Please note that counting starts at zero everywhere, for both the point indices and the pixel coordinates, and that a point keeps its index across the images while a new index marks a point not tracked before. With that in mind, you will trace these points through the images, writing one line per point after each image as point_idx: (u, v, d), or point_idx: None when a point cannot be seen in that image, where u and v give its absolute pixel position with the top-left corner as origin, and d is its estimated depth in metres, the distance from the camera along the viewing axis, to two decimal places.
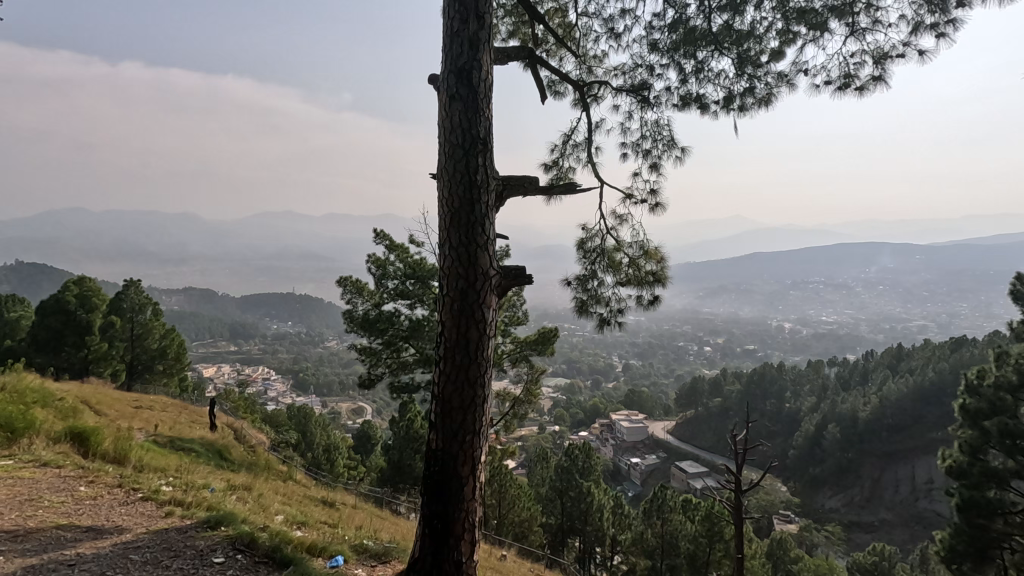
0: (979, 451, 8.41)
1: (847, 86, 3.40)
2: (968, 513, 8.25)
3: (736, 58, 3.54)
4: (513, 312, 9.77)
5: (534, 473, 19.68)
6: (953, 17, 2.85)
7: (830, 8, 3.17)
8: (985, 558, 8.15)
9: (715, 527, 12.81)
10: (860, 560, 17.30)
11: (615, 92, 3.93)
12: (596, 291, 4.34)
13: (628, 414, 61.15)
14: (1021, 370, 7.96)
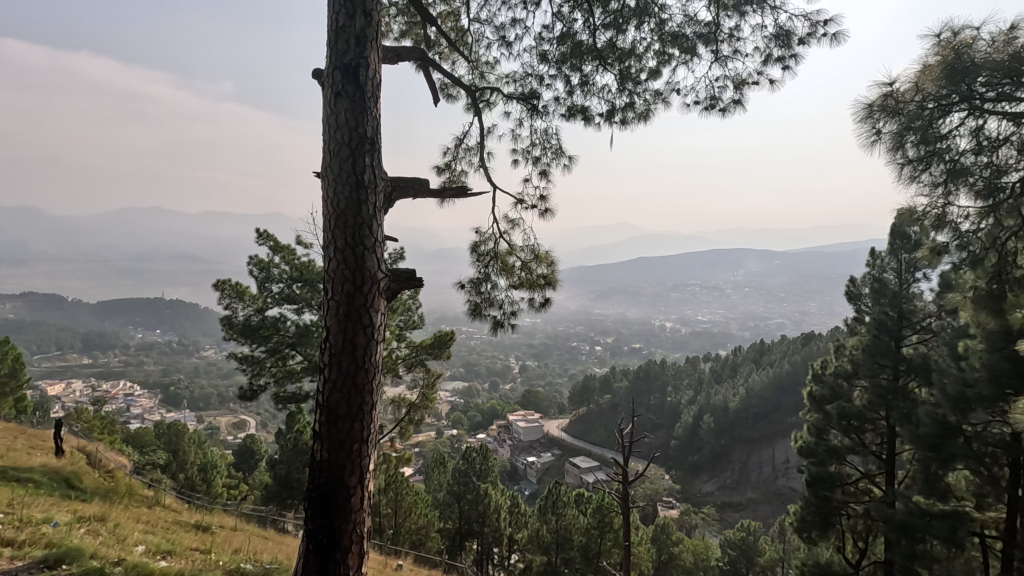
0: (822, 432, 9.60)
1: (712, 107, 3.74)
2: (816, 487, 9.39)
3: (618, 73, 3.77)
4: (408, 316, 9.59)
5: (432, 478, 19.37)
6: (795, 52, 3.25)
7: (698, 35, 3.49)
8: (828, 524, 9.35)
9: (605, 518, 13.53)
10: (730, 537, 19.04)
11: (506, 99, 4.01)
12: (489, 294, 4.38)
13: (525, 414, 62.36)
14: (854, 360, 9.25)
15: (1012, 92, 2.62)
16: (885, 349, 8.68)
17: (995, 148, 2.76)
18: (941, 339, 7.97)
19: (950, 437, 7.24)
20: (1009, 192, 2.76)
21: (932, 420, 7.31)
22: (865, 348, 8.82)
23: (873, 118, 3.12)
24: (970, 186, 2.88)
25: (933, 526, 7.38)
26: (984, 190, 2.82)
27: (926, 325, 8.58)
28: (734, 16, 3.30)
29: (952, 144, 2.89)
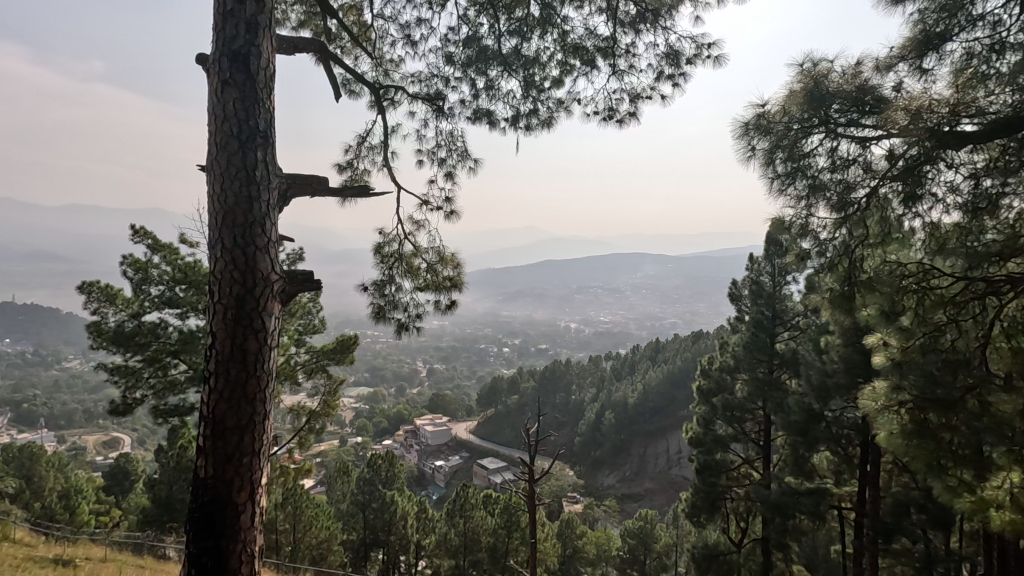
0: (709, 423, 10.38)
1: (611, 117, 3.94)
2: (704, 474, 10.15)
3: (523, 80, 3.86)
4: (307, 320, 9.13)
5: (334, 489, 18.57)
6: (683, 71, 3.51)
7: (597, 48, 3.66)
8: (714, 507, 10.14)
9: (512, 517, 13.72)
10: (629, 526, 20.04)
11: (411, 98, 3.95)
12: (393, 297, 4.29)
13: (433, 418, 61.66)
14: (736, 355, 10.10)
15: (860, 119, 2.96)
16: (762, 345, 9.59)
17: (847, 167, 3.11)
18: (807, 335, 8.92)
19: (813, 422, 8.15)
20: (858, 207, 3.11)
21: (800, 407, 8.18)
22: (746, 344, 9.68)
23: (748, 136, 3.37)
24: (827, 201, 3.21)
25: (800, 503, 8.26)
26: (836, 204, 3.17)
27: (795, 323, 9.58)
28: (631, 33, 3.50)
29: (812, 162, 3.21)
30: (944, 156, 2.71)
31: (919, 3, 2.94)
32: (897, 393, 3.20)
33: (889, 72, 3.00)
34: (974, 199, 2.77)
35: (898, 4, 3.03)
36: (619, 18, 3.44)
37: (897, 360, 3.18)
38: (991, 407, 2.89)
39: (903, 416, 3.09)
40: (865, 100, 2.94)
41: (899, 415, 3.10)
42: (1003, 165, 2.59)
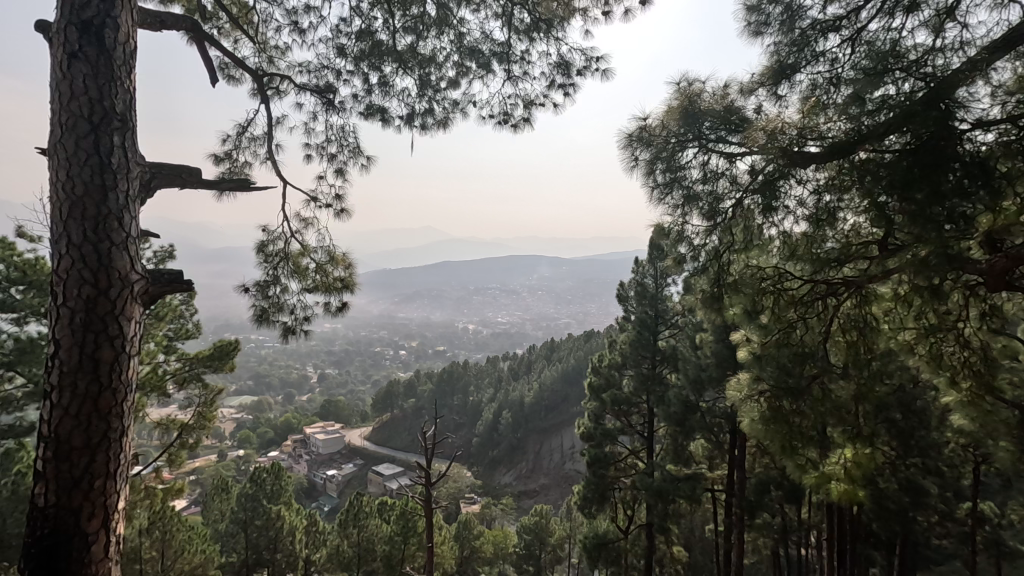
0: (599, 417, 10.90)
1: (505, 122, 4.02)
2: (594, 467, 10.63)
3: (418, 78, 3.81)
4: (179, 324, 8.34)
5: (209, 509, 16.99)
6: (573, 82, 3.67)
7: (493, 52, 3.71)
8: (604, 498, 10.65)
9: (408, 523, 13.43)
10: (525, 523, 20.44)
11: (298, 89, 3.74)
12: (277, 298, 4.01)
13: (323, 426, 58.74)
14: (622, 352, 10.69)
15: (728, 136, 3.26)
16: (645, 343, 10.26)
17: (716, 180, 3.41)
18: (685, 333, 9.67)
19: (690, 413, 8.86)
20: (725, 216, 3.43)
21: (678, 399, 8.86)
22: (632, 342, 10.29)
23: (632, 147, 3.56)
24: (700, 210, 3.49)
25: (679, 488, 8.96)
26: (708, 213, 3.46)
27: (676, 322, 10.34)
28: (525, 41, 3.58)
29: (687, 174, 3.46)
30: (794, 173, 3.06)
31: (774, 36, 3.31)
32: (757, 383, 3.56)
33: (751, 96, 3.35)
34: (817, 212, 3.15)
35: (757, 36, 3.39)
36: (515, 26, 3.52)
37: (758, 353, 3.54)
38: (831, 392, 3.31)
39: (763, 404, 3.44)
40: (732, 120, 3.24)
41: (760, 403, 3.47)
42: (839, 183, 2.98)
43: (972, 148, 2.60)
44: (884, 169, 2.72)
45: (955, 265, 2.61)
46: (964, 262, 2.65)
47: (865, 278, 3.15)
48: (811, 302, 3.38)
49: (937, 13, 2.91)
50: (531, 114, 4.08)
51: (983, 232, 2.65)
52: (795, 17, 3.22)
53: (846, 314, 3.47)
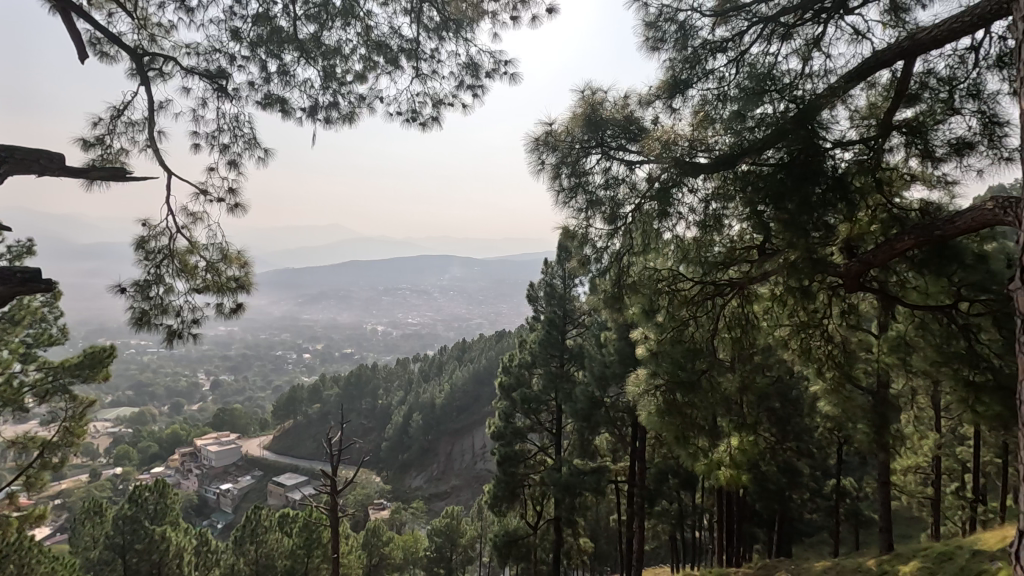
0: (509, 416, 11.06)
1: (413, 120, 3.99)
2: (505, 465, 10.76)
3: (322, 70, 3.65)
4: (40, 329, 7.26)
5: (78, 536, 15.16)
6: (481, 84, 3.71)
7: (401, 49, 3.65)
8: (514, 496, 10.80)
9: (312, 535, 12.84)
10: (436, 525, 20.22)
11: (186, 72, 3.44)
12: (161, 299, 3.66)
13: (217, 437, 54.56)
14: (532, 350, 10.92)
15: (627, 144, 3.43)
16: (553, 342, 10.54)
17: (617, 186, 3.52)
18: (591, 332, 10.06)
19: (595, 408, 9.24)
20: (625, 220, 3.54)
21: (585, 396, 9.20)
22: (541, 341, 10.56)
23: (538, 151, 3.60)
24: (602, 213, 3.56)
25: (585, 481, 9.33)
26: (609, 217, 3.54)
27: (582, 321, 10.70)
28: (434, 39, 3.55)
29: (590, 178, 3.54)
30: (686, 182, 3.27)
31: (669, 53, 3.53)
32: (653, 378, 3.74)
33: (648, 107, 3.54)
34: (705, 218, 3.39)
35: (654, 51, 3.59)
36: (424, 23, 3.47)
37: (654, 350, 3.77)
38: (716, 384, 3.63)
39: (658, 397, 3.62)
40: (632, 129, 3.42)
41: (655, 397, 3.66)
42: (725, 193, 3.22)
43: (834, 165, 2.95)
44: (762, 181, 3.01)
45: (818, 269, 2.95)
46: (827, 266, 3.00)
47: (747, 279, 3.47)
48: (701, 301, 3.64)
49: (806, 42, 3.25)
50: (440, 114, 4.07)
51: (839, 239, 3.06)
52: (688, 37, 3.46)
53: (731, 313, 3.77)
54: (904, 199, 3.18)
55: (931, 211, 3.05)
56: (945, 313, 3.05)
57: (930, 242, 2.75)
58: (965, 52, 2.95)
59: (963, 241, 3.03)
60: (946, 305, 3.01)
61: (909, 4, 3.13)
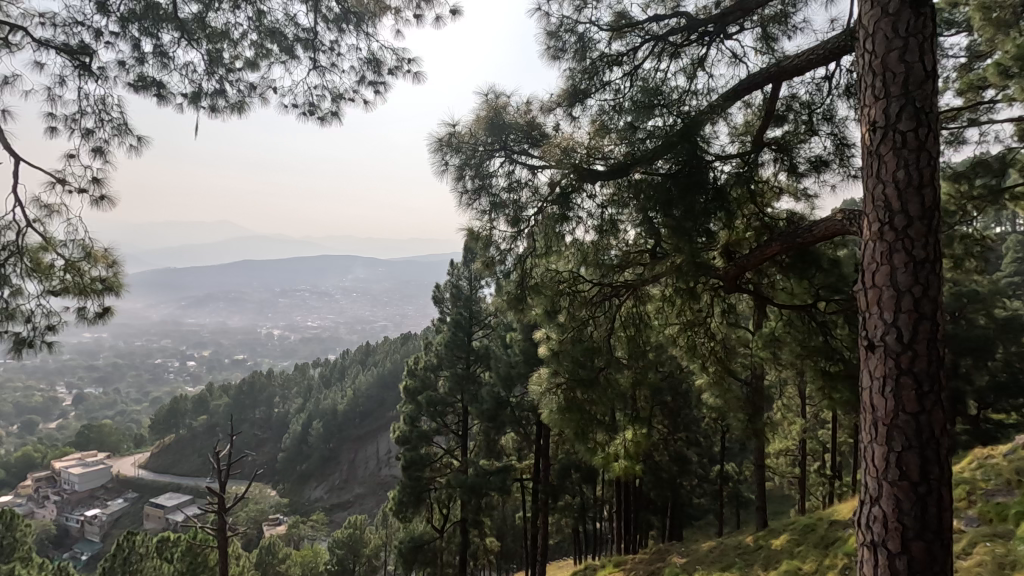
0: (414, 420, 10.91)
1: (311, 114, 3.82)
2: (410, 470, 10.55)
3: (206, 54, 3.38)
4: None
5: None
6: (383, 81, 3.64)
7: (297, 38, 3.47)
8: (420, 501, 10.61)
9: (197, 559, 11.82)
10: (338, 537, 19.42)
11: (38, 45, 3.03)
12: (7, 304, 3.18)
13: (82, 458, 48.48)
14: (438, 352, 10.86)
15: (529, 149, 3.49)
16: (459, 343, 10.52)
17: (520, 190, 3.54)
18: (497, 334, 10.18)
19: (501, 408, 9.36)
20: (528, 223, 3.56)
21: (490, 396, 9.30)
22: (447, 343, 10.51)
23: (441, 151, 3.57)
24: (506, 216, 3.56)
25: (491, 480, 9.43)
26: (512, 220, 3.54)
27: (488, 322, 10.76)
28: (334, 31, 3.41)
29: (494, 181, 3.55)
30: (585, 188, 3.40)
31: (569, 62, 3.66)
32: (555, 377, 3.86)
33: (550, 114, 3.64)
34: (602, 223, 3.53)
35: (555, 60, 3.70)
36: (323, 14, 3.31)
37: (555, 350, 3.87)
38: (613, 381, 3.81)
39: (559, 395, 3.74)
40: (534, 134, 3.49)
41: (557, 395, 3.77)
42: (619, 199, 3.38)
43: (716, 177, 3.22)
44: (653, 189, 3.20)
45: (702, 271, 3.20)
46: (709, 270, 3.27)
47: (640, 281, 3.69)
48: (600, 302, 3.82)
49: (692, 62, 3.51)
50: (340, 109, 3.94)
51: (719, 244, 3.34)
52: (587, 48, 3.61)
53: (627, 313, 3.99)
54: (773, 209, 3.53)
55: (796, 220, 3.42)
56: (806, 311, 3.42)
57: (794, 248, 3.06)
58: (822, 81, 3.34)
59: (821, 248, 3.43)
60: (807, 304, 3.39)
61: (777, 35, 3.48)
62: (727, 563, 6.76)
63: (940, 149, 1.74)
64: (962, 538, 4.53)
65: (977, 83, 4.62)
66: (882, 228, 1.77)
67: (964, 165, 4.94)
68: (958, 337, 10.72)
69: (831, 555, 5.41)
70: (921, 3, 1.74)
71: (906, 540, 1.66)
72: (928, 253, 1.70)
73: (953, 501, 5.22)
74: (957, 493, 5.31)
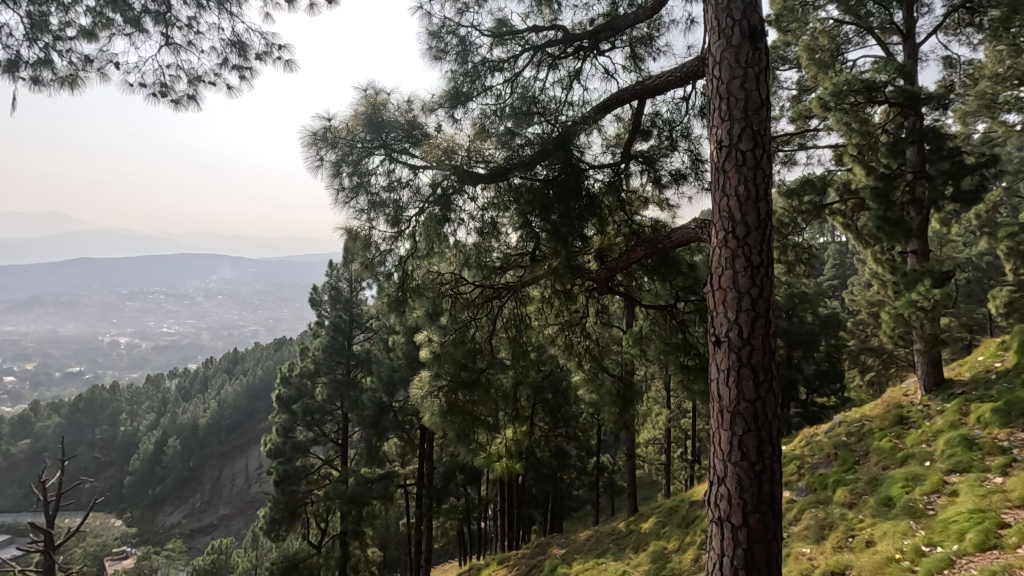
0: (289, 431, 10.18)
1: (162, 95, 3.45)
2: (283, 484, 9.85)
3: (26, 16, 2.88)
4: None
5: None
6: (249, 65, 3.40)
7: (146, 10, 3.10)
8: (294, 516, 9.93)
9: None
10: (199, 564, 17.66)
11: None
12: None
13: None
14: (315, 359, 10.27)
15: (410, 148, 3.41)
16: (339, 348, 10.07)
17: (400, 189, 3.44)
18: (378, 339, 9.90)
19: (383, 413, 9.17)
20: (409, 224, 3.50)
21: (372, 403, 9.05)
22: (324, 348, 10.01)
23: (315, 147, 3.38)
24: (385, 216, 3.46)
25: (372, 489, 9.13)
26: (392, 220, 3.46)
27: (369, 325, 10.41)
28: (192, 7, 3.10)
29: (371, 180, 3.41)
30: (465, 190, 3.41)
31: (451, 64, 3.65)
32: (436, 380, 3.78)
33: (431, 114, 3.60)
34: (484, 225, 3.56)
35: (438, 61, 3.68)
36: None
37: (437, 352, 3.82)
38: (494, 382, 3.86)
39: (441, 398, 3.68)
40: (414, 134, 3.43)
41: (438, 398, 3.67)
42: (500, 203, 3.44)
43: (590, 184, 3.42)
44: (532, 196, 3.30)
45: (576, 274, 3.38)
46: (582, 273, 3.46)
47: (519, 284, 3.78)
48: (482, 304, 3.85)
49: (568, 74, 3.67)
50: (198, 93, 3.61)
51: (593, 249, 3.55)
52: (468, 52, 3.63)
53: (509, 314, 4.08)
54: (640, 217, 3.81)
55: (659, 228, 3.71)
56: (668, 311, 3.73)
57: (656, 253, 3.30)
58: (681, 101, 3.66)
59: (680, 254, 3.77)
60: (669, 304, 3.71)
61: (643, 55, 3.76)
62: (602, 550, 7.15)
63: (772, 168, 1.99)
64: (794, 507, 5.22)
65: (804, 113, 5.36)
66: (727, 237, 1.98)
67: (795, 184, 5.73)
68: (790, 332, 12.43)
69: (689, 533, 5.97)
70: (757, 39, 1.97)
71: (746, 514, 1.88)
72: (762, 259, 1.93)
73: (787, 476, 6.00)
74: (790, 468, 6.12)
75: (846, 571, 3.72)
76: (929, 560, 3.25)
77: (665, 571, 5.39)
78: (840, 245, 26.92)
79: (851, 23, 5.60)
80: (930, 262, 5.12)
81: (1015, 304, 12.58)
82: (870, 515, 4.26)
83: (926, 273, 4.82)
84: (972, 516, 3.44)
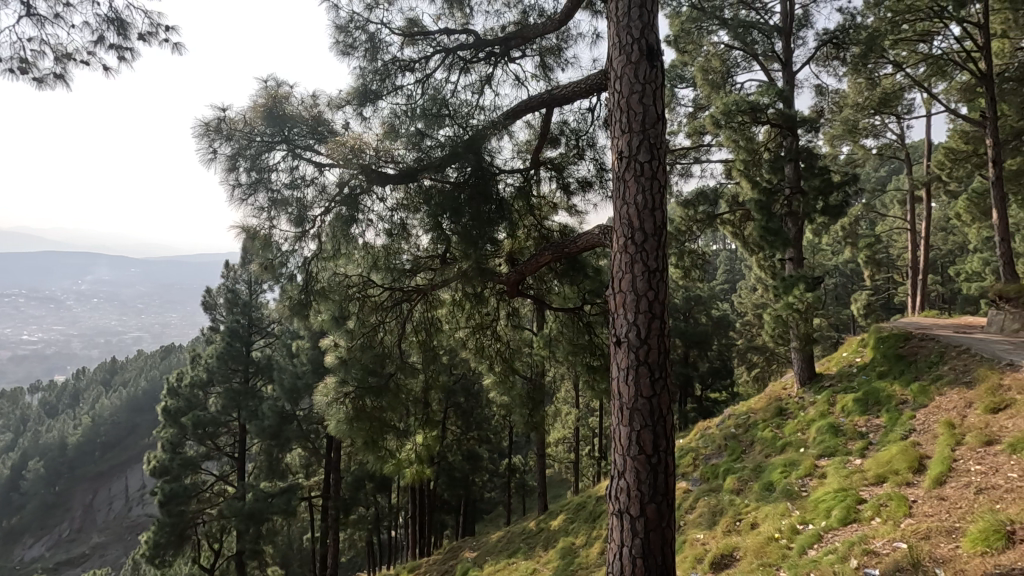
0: (176, 446, 9.33)
1: (23, 71, 3.07)
2: (169, 505, 8.98)
3: None
4: None
5: None
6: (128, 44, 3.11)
7: None
8: (182, 540, 9.08)
9: None
10: None
11: None
12: None
13: None
14: (208, 367, 9.50)
15: (314, 145, 3.26)
16: (235, 354, 9.37)
17: (303, 187, 3.29)
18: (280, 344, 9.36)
19: (285, 423, 8.70)
20: (314, 224, 3.34)
21: (273, 412, 8.55)
22: (218, 356, 9.26)
23: (209, 138, 3.15)
24: (288, 215, 3.28)
25: (273, 503, 8.61)
26: (295, 219, 3.28)
27: (270, 330, 9.82)
28: None
29: (272, 176, 3.23)
30: (374, 190, 3.34)
31: (360, 61, 3.55)
32: (342, 386, 3.59)
33: (338, 111, 3.48)
34: (393, 226, 3.48)
35: (346, 55, 3.56)
36: None
37: (344, 356, 3.66)
38: (403, 386, 3.77)
39: (347, 405, 3.51)
40: (319, 130, 3.28)
41: (345, 404, 3.50)
42: (410, 204, 3.41)
43: (501, 188, 3.47)
44: (443, 198, 3.28)
45: (486, 277, 3.41)
46: (491, 276, 3.49)
47: (429, 286, 3.74)
48: (391, 307, 3.76)
49: (480, 78, 3.69)
50: (67, 72, 3.24)
51: (503, 252, 3.60)
52: (378, 50, 3.54)
53: (419, 317, 4.01)
54: (549, 222, 3.92)
55: (566, 233, 3.84)
56: (575, 312, 3.87)
57: (562, 257, 3.39)
58: (586, 112, 3.80)
59: (585, 258, 3.92)
60: (575, 306, 3.84)
61: (552, 65, 3.87)
62: (512, 550, 7.25)
63: (667, 179, 2.12)
64: (690, 496, 5.57)
65: (699, 129, 5.78)
66: (627, 242, 2.09)
67: (691, 194, 6.15)
68: (688, 332, 13.29)
69: (596, 528, 6.20)
70: (654, 57, 2.10)
71: (644, 504, 1.99)
72: (658, 263, 2.06)
73: (684, 467, 6.40)
74: (687, 459, 6.54)
75: (734, 553, 4.03)
76: (802, 537, 3.60)
77: (573, 567, 5.55)
78: (729, 252, 29.32)
79: (739, 49, 6.10)
80: (804, 268, 5.69)
81: (871, 306, 14.35)
82: (755, 500, 4.65)
83: (800, 278, 5.37)
84: (838, 495, 3.85)
